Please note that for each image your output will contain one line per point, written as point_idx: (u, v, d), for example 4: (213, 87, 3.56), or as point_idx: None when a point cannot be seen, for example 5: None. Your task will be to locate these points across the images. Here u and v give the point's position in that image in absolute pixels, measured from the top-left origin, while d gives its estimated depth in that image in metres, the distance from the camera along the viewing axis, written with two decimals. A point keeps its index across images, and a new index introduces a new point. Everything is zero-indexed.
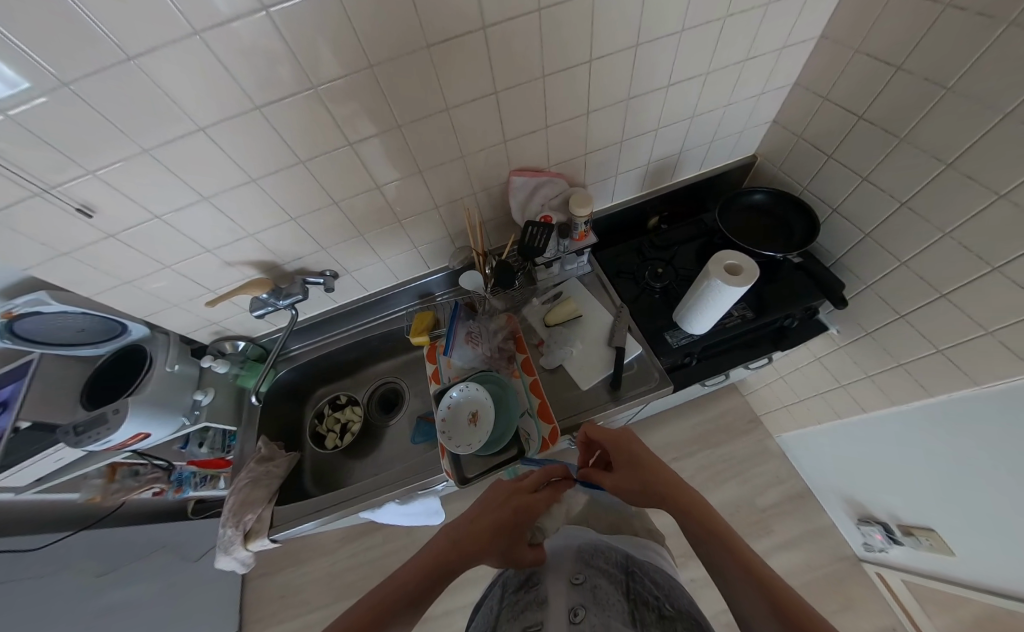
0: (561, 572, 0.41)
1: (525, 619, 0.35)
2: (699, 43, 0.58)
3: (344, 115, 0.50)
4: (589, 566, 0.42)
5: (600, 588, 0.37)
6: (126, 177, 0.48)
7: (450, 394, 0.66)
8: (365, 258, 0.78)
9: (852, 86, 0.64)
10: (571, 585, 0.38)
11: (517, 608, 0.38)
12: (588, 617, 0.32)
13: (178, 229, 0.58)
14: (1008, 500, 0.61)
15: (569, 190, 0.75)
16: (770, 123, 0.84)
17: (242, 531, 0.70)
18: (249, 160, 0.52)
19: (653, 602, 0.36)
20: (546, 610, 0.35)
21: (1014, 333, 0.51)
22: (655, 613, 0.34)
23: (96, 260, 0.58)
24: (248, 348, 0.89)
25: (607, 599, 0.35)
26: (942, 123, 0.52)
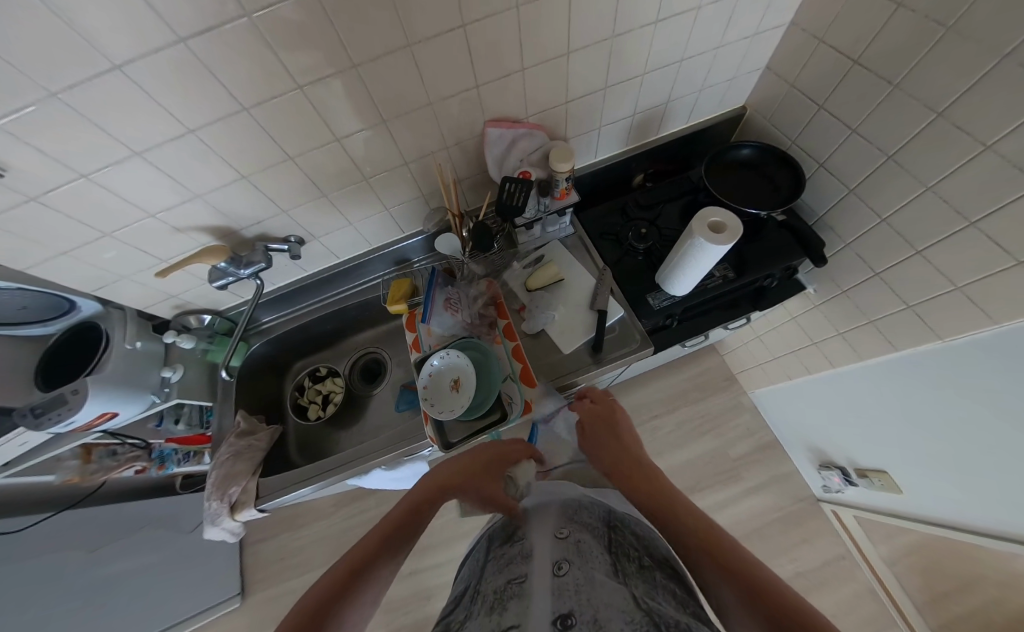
0: (545, 526, 0.43)
1: (508, 573, 0.36)
2: None
3: (291, 51, 0.43)
4: (573, 520, 0.43)
5: (583, 542, 0.38)
6: (36, 130, 0.40)
7: (430, 362, 0.65)
8: (332, 220, 0.73)
9: (850, 25, 0.59)
10: (555, 539, 0.39)
11: (503, 562, 0.39)
12: (569, 568, 0.34)
13: (112, 190, 0.52)
14: (960, 444, 0.66)
15: (549, 144, 0.70)
16: (761, 70, 0.79)
17: (228, 502, 0.70)
18: (183, 107, 0.45)
19: (632, 553, 0.38)
20: (531, 562, 0.36)
21: (982, 288, 0.52)
22: (635, 563, 0.36)
23: (20, 230, 0.51)
24: (216, 321, 0.85)
25: (589, 552, 0.37)
26: (938, 67, 0.49)
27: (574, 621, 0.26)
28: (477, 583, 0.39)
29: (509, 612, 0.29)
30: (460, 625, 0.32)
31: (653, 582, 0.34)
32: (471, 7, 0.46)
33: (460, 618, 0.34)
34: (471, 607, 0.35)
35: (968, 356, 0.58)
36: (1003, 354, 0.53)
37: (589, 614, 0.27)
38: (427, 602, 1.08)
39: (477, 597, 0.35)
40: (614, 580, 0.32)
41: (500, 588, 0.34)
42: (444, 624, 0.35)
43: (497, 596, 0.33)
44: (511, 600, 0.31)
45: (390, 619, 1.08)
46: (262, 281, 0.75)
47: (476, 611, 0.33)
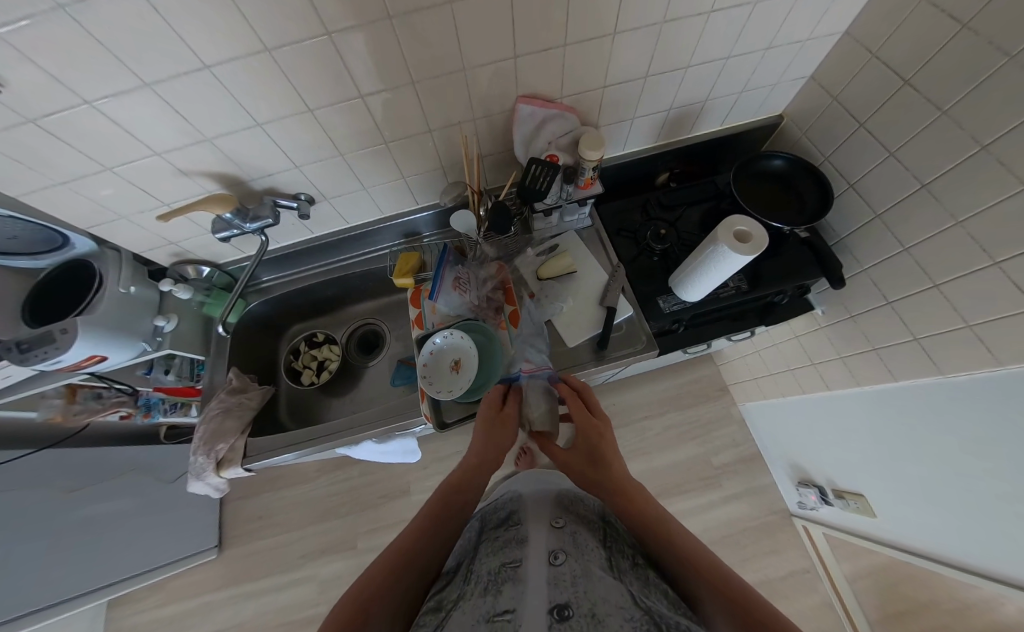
0: (540, 517, 0.45)
1: (504, 555, 0.38)
2: None
3: None
4: (568, 512, 0.47)
5: (579, 534, 0.42)
6: (37, 43, 0.37)
7: (433, 340, 0.64)
8: (345, 182, 0.70)
9: (906, 44, 0.57)
10: (551, 531, 0.42)
11: (497, 546, 0.41)
12: (564, 559, 0.36)
13: (117, 121, 0.48)
14: (947, 478, 0.67)
15: (580, 129, 0.67)
16: (805, 79, 0.76)
17: (214, 459, 0.69)
18: (197, 38, 0.41)
19: (627, 551, 0.42)
20: (526, 550, 0.38)
21: (993, 329, 0.53)
22: (628, 561, 0.40)
23: (15, 154, 0.48)
24: (215, 275, 0.82)
25: (584, 545, 0.40)
26: (992, 97, 0.47)
27: (571, 613, 0.27)
28: (473, 562, 0.41)
29: (506, 595, 0.31)
30: (453, 603, 0.33)
31: (643, 578, 0.37)
32: None
33: (452, 597, 0.35)
34: (466, 584, 0.36)
35: (968, 394, 0.58)
36: (1006, 395, 0.53)
37: (586, 607, 0.28)
38: None
39: (472, 576, 0.37)
40: (608, 574, 0.34)
41: (494, 571, 0.36)
42: (438, 602, 0.35)
43: (492, 578, 0.35)
44: (506, 582, 0.33)
45: None
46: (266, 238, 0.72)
47: (470, 590, 0.34)
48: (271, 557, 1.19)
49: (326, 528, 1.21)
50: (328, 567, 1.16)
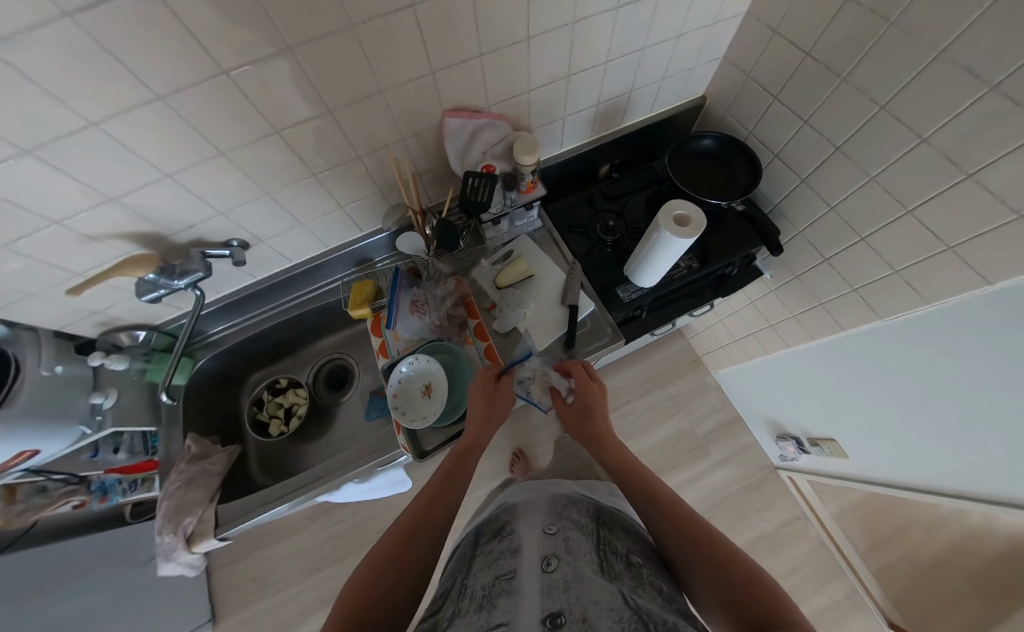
0: (533, 523, 0.44)
1: (497, 568, 0.36)
2: None
3: (207, 31, 0.36)
4: (562, 517, 0.45)
5: (572, 539, 0.39)
6: None
7: (400, 369, 0.62)
8: (279, 221, 0.66)
9: (800, 19, 0.60)
10: (545, 537, 0.40)
11: (490, 560, 0.39)
12: (557, 560, 0.35)
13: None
14: (901, 411, 0.73)
15: (512, 135, 0.67)
16: (719, 60, 0.79)
17: (183, 535, 0.65)
18: (74, 94, 0.37)
19: (620, 551, 0.39)
20: (521, 558, 0.36)
21: (917, 271, 0.57)
22: (623, 561, 0.37)
23: None
24: (153, 338, 0.76)
25: (578, 549, 0.38)
26: (881, 61, 0.51)
27: (564, 620, 0.26)
28: (464, 577, 0.39)
29: (503, 611, 0.29)
30: (448, 622, 0.31)
31: (640, 578, 0.35)
32: None
33: (445, 616, 0.33)
34: (458, 603, 0.34)
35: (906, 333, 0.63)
36: (932, 330, 0.58)
37: (579, 614, 0.27)
38: None
39: (465, 592, 0.35)
40: (602, 577, 0.33)
41: (488, 584, 0.34)
42: (431, 625, 0.32)
43: (484, 593, 0.33)
44: (499, 597, 0.31)
45: None
46: (202, 291, 0.67)
47: (463, 607, 0.32)
48: (273, 617, 1.13)
49: (327, 575, 1.16)
50: None
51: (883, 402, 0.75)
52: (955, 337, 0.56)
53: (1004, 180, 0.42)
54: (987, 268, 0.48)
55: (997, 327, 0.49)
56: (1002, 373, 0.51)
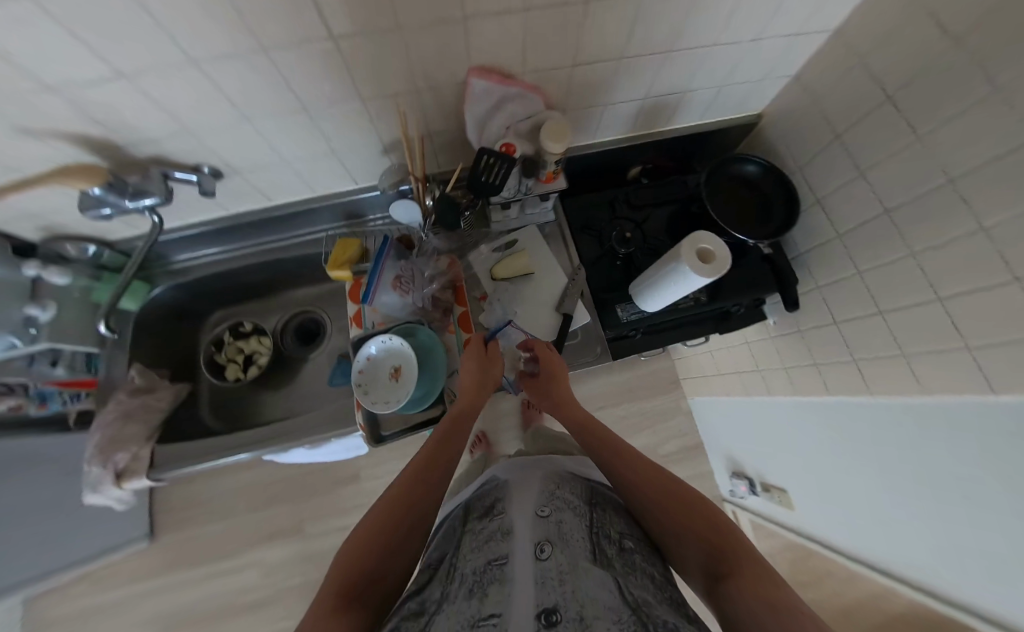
0: (526, 503, 0.46)
1: (490, 552, 0.38)
2: None
3: None
4: (554, 498, 0.47)
5: (564, 523, 0.42)
6: None
7: (367, 348, 0.58)
8: (261, 155, 0.57)
9: (892, 54, 0.52)
10: (538, 519, 0.42)
11: (482, 540, 0.41)
12: (551, 547, 0.37)
13: None
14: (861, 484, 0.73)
15: (541, 114, 0.57)
16: (790, 77, 0.70)
17: (113, 470, 0.61)
18: None
19: (613, 535, 0.41)
20: (515, 542, 0.38)
21: (924, 361, 0.55)
22: (616, 546, 0.39)
23: None
24: (104, 255, 0.68)
25: (569, 534, 0.40)
26: (967, 129, 0.45)
27: (559, 617, 0.27)
28: (455, 555, 0.42)
29: (495, 598, 0.31)
30: (437, 606, 0.33)
31: (632, 564, 0.37)
32: None
33: (435, 595, 0.35)
34: (448, 584, 0.36)
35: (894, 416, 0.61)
36: (914, 418, 0.58)
37: (575, 610, 0.28)
38: None
39: (457, 573, 0.38)
40: (597, 566, 0.34)
41: (481, 568, 0.36)
42: (419, 605, 0.34)
43: (476, 577, 0.35)
44: (491, 585, 0.33)
45: (315, 568, 1.13)
46: (161, 218, 0.59)
47: (453, 590, 0.35)
48: (211, 543, 1.14)
49: (271, 515, 1.17)
50: (273, 553, 1.14)
51: (846, 469, 0.76)
52: (933, 432, 0.55)
53: None
54: (998, 382, 0.45)
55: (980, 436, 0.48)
56: (966, 482, 0.52)
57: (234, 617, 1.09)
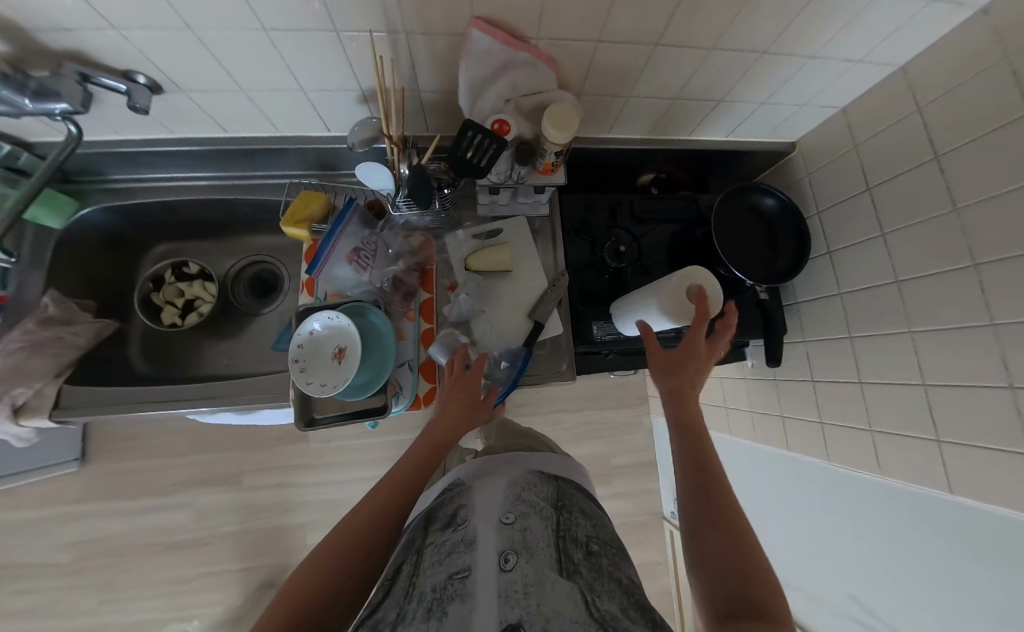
0: (490, 502, 0.33)
1: (444, 569, 0.26)
2: None
3: None
4: (521, 500, 0.34)
5: (533, 528, 0.30)
6: None
7: (311, 324, 0.52)
8: (209, 73, 0.47)
9: (952, 108, 0.46)
10: (499, 525, 0.30)
11: (433, 553, 0.28)
12: (517, 553, 0.27)
13: None
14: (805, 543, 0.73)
15: (550, 93, 0.49)
16: (835, 109, 0.63)
17: (10, 405, 0.55)
18: None
19: (580, 538, 0.31)
20: (475, 550, 0.27)
21: (889, 441, 0.53)
22: (582, 550, 0.29)
23: None
24: (19, 156, 0.57)
25: (539, 540, 0.29)
26: (1009, 213, 0.40)
27: None
28: (412, 571, 0.28)
29: None
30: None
31: (605, 573, 0.27)
32: None
33: (383, 625, 0.23)
34: (394, 613, 0.24)
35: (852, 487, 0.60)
36: (874, 495, 0.56)
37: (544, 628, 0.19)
38: (289, 513, 1.12)
39: (413, 591, 0.25)
40: (563, 578, 0.25)
41: (436, 585, 0.24)
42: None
43: (431, 597, 0.23)
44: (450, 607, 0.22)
45: (251, 519, 1.12)
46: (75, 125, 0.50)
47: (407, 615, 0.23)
48: (144, 479, 1.11)
49: (210, 461, 1.13)
50: (208, 499, 1.11)
51: (796, 524, 0.76)
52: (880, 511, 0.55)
53: None
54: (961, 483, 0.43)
55: (946, 536, 0.46)
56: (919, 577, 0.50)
57: (162, 553, 1.08)
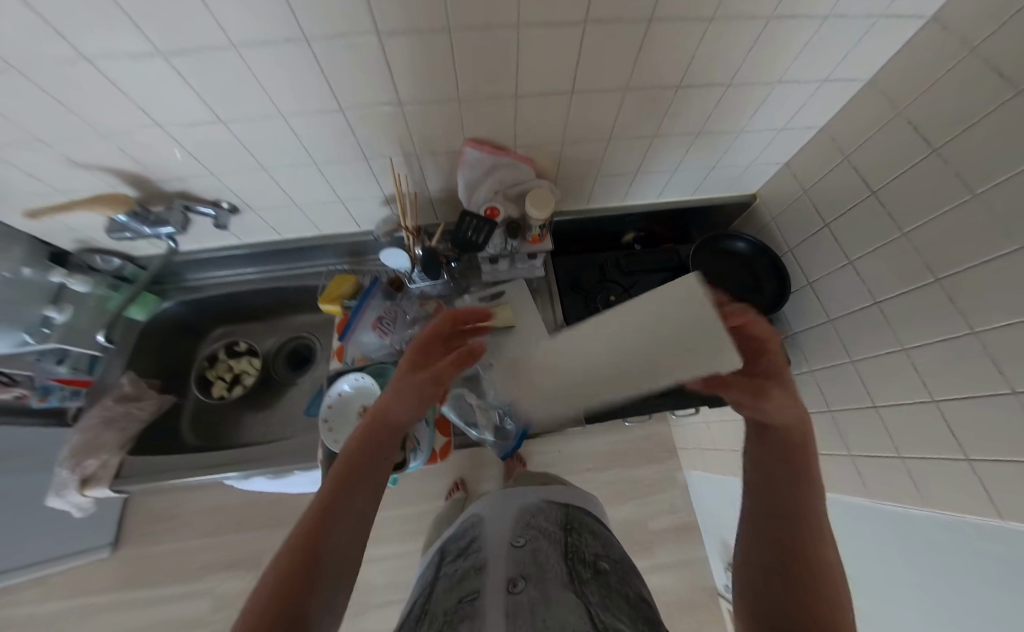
0: (501, 532, 0.36)
1: (458, 591, 0.28)
2: (727, 41, 0.44)
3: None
4: (529, 528, 0.36)
5: (542, 552, 0.32)
6: None
7: (341, 385, 0.59)
8: (271, 196, 0.63)
9: (875, 154, 0.55)
10: (511, 548, 0.33)
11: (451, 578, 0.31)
12: (526, 577, 0.28)
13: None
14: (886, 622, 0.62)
15: (533, 183, 0.61)
16: (781, 164, 0.73)
17: (79, 475, 0.62)
18: None
19: (589, 559, 0.32)
20: (485, 576, 0.29)
21: (927, 471, 0.49)
22: (590, 569, 0.31)
23: None
24: (126, 269, 0.74)
25: (546, 561, 0.31)
26: (955, 230, 0.44)
27: None
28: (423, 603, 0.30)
29: None
30: None
31: (613, 587, 0.29)
32: (461, 12, 0.36)
33: None
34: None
35: (900, 533, 0.55)
36: (915, 532, 0.52)
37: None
38: None
39: (425, 616, 0.27)
40: (569, 592, 0.27)
41: (448, 608, 0.26)
42: None
43: (443, 618, 0.25)
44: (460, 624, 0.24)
45: None
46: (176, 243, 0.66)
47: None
48: (167, 564, 1.11)
49: (231, 540, 1.13)
50: (225, 584, 1.08)
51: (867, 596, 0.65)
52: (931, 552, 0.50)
53: None
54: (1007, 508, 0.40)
55: (982, 567, 0.43)
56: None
57: None
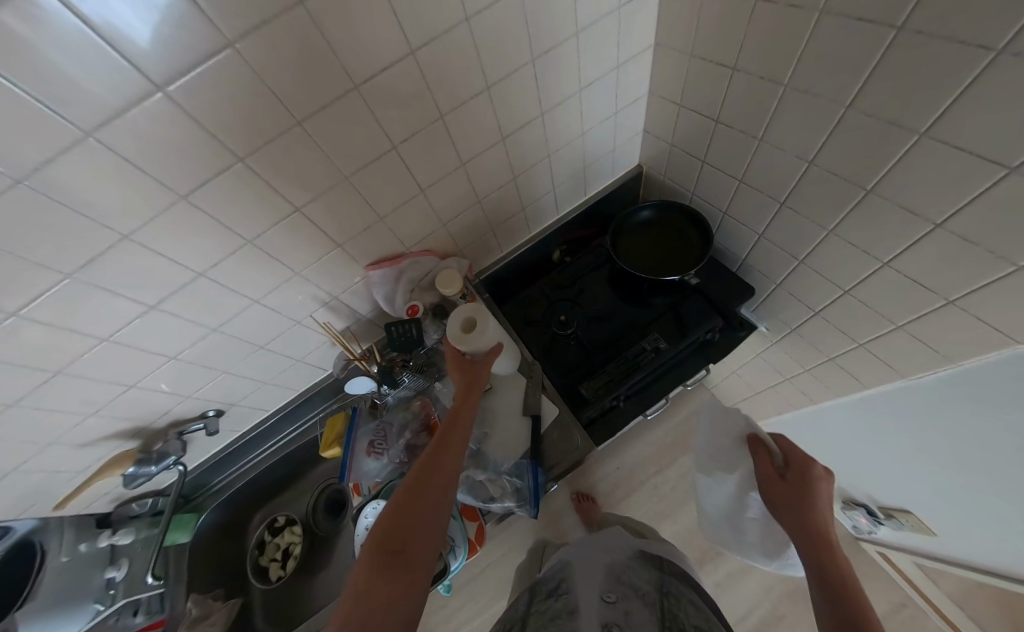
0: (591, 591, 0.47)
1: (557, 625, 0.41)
2: (505, 98, 0.55)
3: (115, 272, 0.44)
4: (621, 585, 0.47)
5: (632, 611, 0.41)
6: None
7: (364, 514, 0.63)
8: (245, 385, 0.72)
9: (700, 91, 0.60)
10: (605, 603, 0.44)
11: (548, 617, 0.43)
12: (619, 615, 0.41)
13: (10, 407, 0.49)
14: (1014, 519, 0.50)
15: (437, 266, 0.72)
16: (642, 134, 0.79)
17: None
18: None
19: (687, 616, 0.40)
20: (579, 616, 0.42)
21: (980, 302, 0.37)
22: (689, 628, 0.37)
23: None
24: (159, 501, 0.83)
25: (640, 623, 0.39)
26: (792, 119, 0.48)
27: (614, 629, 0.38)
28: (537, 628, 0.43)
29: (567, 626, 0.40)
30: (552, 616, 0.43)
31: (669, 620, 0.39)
32: (296, 193, 0.49)
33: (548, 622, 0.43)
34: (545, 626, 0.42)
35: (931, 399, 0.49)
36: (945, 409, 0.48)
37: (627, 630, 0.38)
38: None
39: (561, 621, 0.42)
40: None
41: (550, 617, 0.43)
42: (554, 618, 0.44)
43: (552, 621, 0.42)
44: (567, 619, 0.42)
45: None
46: (182, 465, 0.76)
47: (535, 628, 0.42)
48: None
49: None
50: None
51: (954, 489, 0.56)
52: (971, 411, 0.45)
53: (981, 230, 0.34)
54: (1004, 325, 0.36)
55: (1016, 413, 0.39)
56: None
57: None
